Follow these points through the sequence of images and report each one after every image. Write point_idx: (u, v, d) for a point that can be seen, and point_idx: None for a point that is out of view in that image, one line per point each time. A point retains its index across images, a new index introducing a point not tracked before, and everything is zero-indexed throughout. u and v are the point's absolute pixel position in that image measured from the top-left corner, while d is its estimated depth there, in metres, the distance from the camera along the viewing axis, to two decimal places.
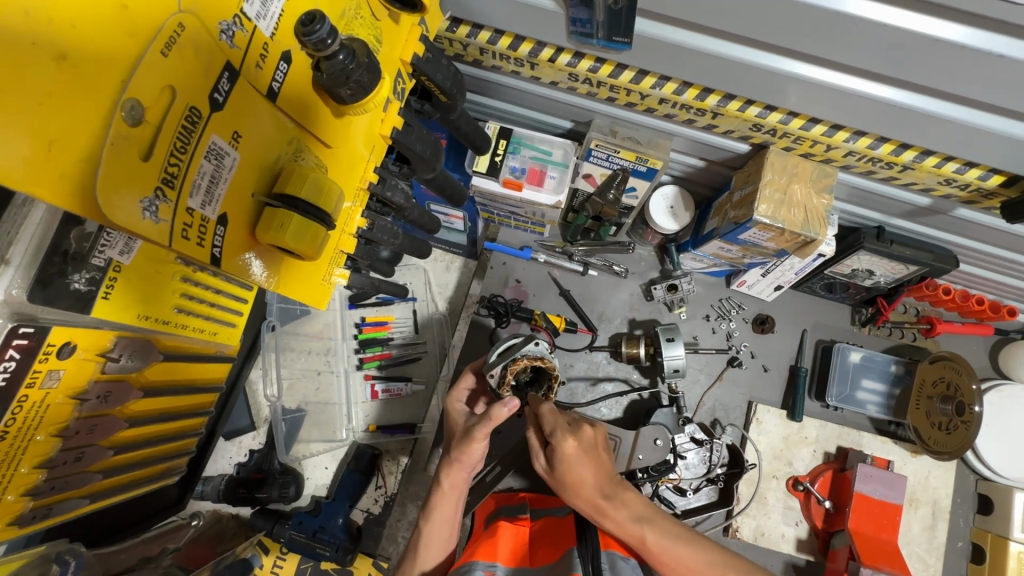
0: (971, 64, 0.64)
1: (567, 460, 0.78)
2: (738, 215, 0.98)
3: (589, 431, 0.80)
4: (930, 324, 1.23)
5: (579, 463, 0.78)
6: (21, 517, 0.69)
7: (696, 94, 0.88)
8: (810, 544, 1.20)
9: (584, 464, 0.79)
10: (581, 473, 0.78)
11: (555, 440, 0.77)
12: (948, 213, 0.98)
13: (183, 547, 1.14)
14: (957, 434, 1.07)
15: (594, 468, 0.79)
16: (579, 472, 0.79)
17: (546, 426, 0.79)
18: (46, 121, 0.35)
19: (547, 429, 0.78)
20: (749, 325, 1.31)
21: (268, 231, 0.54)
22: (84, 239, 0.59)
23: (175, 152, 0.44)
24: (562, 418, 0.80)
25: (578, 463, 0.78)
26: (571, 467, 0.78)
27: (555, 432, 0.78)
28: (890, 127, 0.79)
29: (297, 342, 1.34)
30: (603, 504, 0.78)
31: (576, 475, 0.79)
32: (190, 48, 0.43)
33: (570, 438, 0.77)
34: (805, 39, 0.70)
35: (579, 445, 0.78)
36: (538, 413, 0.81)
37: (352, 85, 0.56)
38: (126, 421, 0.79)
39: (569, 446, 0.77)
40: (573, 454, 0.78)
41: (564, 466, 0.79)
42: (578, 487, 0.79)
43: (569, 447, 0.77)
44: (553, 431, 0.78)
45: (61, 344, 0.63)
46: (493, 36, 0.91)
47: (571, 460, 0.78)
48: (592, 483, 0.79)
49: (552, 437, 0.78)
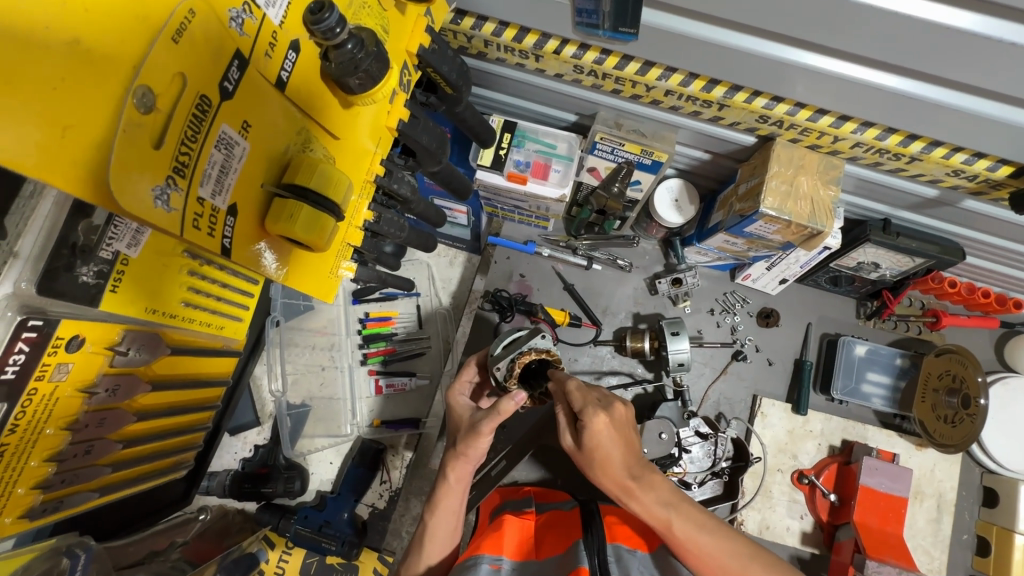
0: (982, 52, 0.63)
1: (597, 438, 0.77)
2: (744, 207, 0.98)
3: (620, 408, 0.79)
4: (936, 317, 1.24)
5: (609, 440, 0.78)
6: (31, 511, 0.69)
7: (702, 85, 0.87)
8: (815, 537, 1.20)
9: (614, 442, 0.78)
10: (610, 452, 0.78)
11: (586, 416, 0.77)
12: (955, 205, 0.97)
13: (190, 542, 1.15)
14: (963, 426, 1.07)
15: (624, 447, 0.78)
16: (608, 451, 0.78)
17: (576, 402, 0.78)
18: (59, 107, 0.36)
19: (577, 405, 0.78)
20: (753, 319, 1.31)
21: (278, 222, 0.53)
22: (92, 232, 0.58)
23: (186, 140, 0.44)
24: (592, 395, 0.79)
25: (608, 440, 0.78)
26: (601, 445, 0.78)
27: (587, 407, 0.77)
28: (897, 117, 0.78)
29: (301, 337, 1.35)
30: (631, 484, 0.78)
31: (606, 452, 0.78)
32: (201, 34, 0.43)
33: (601, 414, 0.77)
34: (814, 28, 0.69)
35: (611, 421, 0.77)
36: (567, 389, 0.80)
37: (361, 75, 0.56)
38: (134, 415, 0.79)
39: (599, 423, 0.76)
40: (604, 431, 0.77)
41: (594, 444, 0.78)
42: (607, 467, 0.79)
43: (600, 424, 0.77)
44: (584, 407, 0.77)
45: (69, 337, 0.63)
46: (498, 28, 0.90)
47: (602, 437, 0.77)
48: (621, 463, 0.78)
49: (583, 414, 0.77)
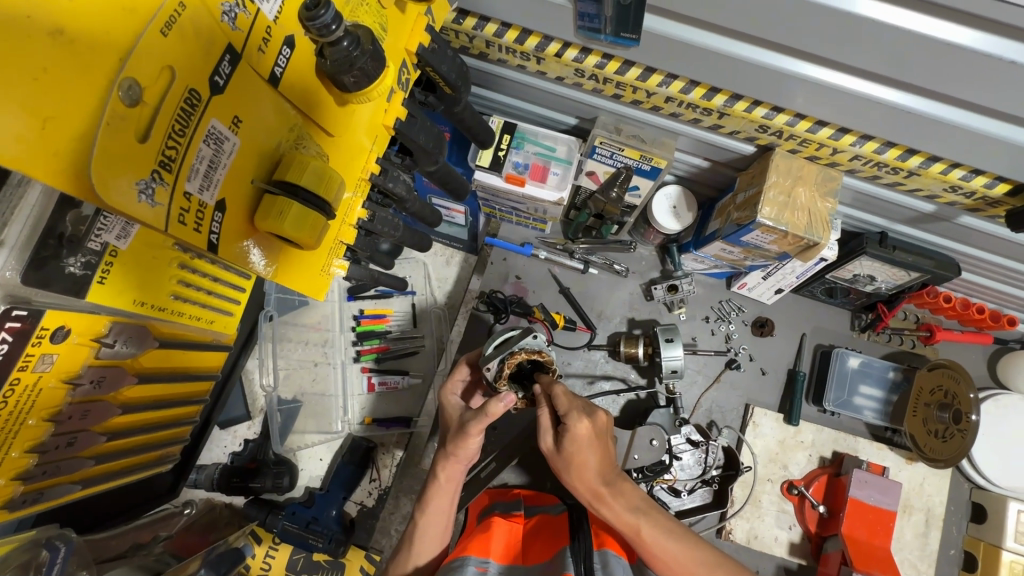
0: (980, 69, 0.63)
1: (577, 444, 0.78)
2: (741, 216, 0.98)
3: (602, 417, 0.80)
4: (929, 332, 1.24)
5: (588, 448, 0.78)
6: (11, 501, 0.68)
7: (703, 93, 0.87)
8: (802, 548, 1.20)
9: (593, 449, 0.78)
10: (589, 458, 0.79)
11: (569, 421, 0.77)
12: (952, 220, 0.97)
13: (175, 536, 1.13)
14: (953, 442, 1.07)
15: (600, 455, 0.79)
16: (586, 457, 0.79)
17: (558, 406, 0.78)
18: (39, 98, 0.35)
19: (560, 410, 0.78)
20: (748, 328, 1.31)
21: (267, 218, 0.53)
22: (81, 223, 0.58)
23: (174, 134, 0.44)
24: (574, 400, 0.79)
25: (588, 448, 0.78)
26: (580, 452, 0.78)
27: (571, 413, 0.77)
28: (895, 131, 0.78)
29: (294, 332, 1.35)
30: (603, 491, 0.79)
31: (583, 458, 0.79)
32: (190, 26, 0.43)
33: (585, 421, 0.77)
34: (815, 40, 0.69)
35: (592, 429, 0.78)
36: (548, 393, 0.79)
37: (356, 72, 0.55)
38: (120, 407, 0.79)
39: (581, 430, 0.77)
40: (585, 439, 0.77)
41: (574, 448, 0.78)
42: (582, 472, 0.79)
43: (582, 429, 0.77)
44: (568, 411, 0.77)
45: (55, 328, 0.62)
46: (500, 29, 0.90)
47: (582, 444, 0.78)
48: (597, 471, 0.79)
49: (566, 418, 0.77)
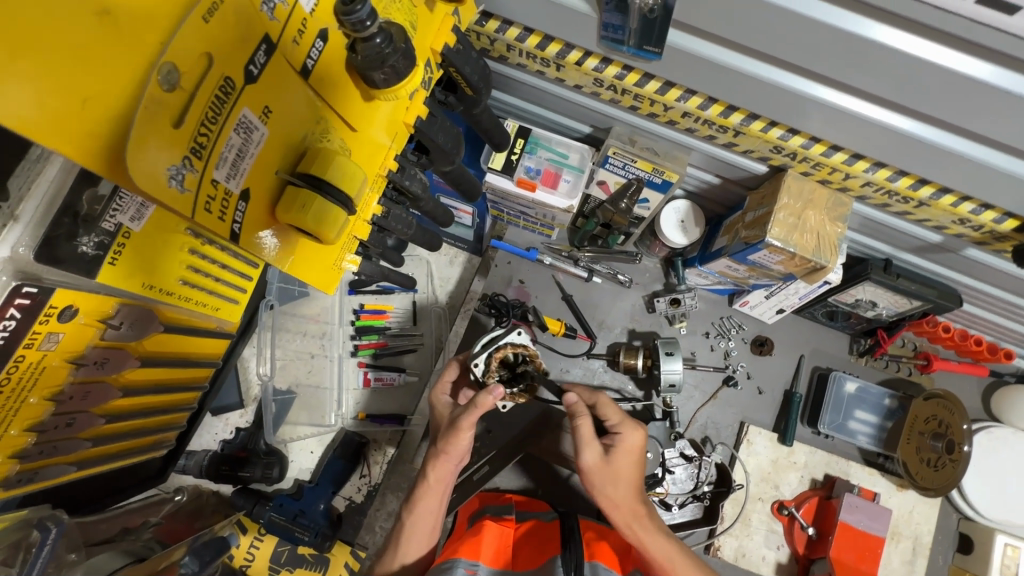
0: (1000, 106, 0.64)
1: (627, 454, 0.85)
2: (749, 235, 0.98)
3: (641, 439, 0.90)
4: (927, 360, 1.25)
5: (636, 460, 0.86)
6: (6, 480, 0.67)
7: (720, 110, 0.87)
8: (789, 569, 1.21)
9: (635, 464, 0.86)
10: (633, 472, 0.85)
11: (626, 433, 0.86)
12: (958, 252, 0.98)
13: (163, 523, 1.12)
14: (946, 471, 1.09)
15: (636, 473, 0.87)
16: (630, 471, 0.85)
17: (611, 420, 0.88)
18: (80, 76, 0.36)
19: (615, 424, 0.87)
20: (747, 346, 1.31)
21: (289, 211, 0.52)
22: (97, 202, 0.58)
23: (207, 122, 0.44)
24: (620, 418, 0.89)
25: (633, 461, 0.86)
26: (628, 463, 0.85)
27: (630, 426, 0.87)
28: (909, 161, 0.79)
29: (292, 323, 1.34)
30: (640, 506, 0.85)
31: (625, 470, 0.85)
32: (231, 14, 0.43)
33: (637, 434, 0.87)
34: (838, 66, 0.69)
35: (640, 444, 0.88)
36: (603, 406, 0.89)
37: (387, 69, 0.55)
38: (120, 390, 0.78)
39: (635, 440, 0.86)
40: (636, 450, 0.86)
41: (623, 460, 0.85)
42: (624, 487, 0.84)
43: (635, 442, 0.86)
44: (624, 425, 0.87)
45: (63, 307, 0.61)
46: (522, 34, 0.90)
47: (631, 454, 0.85)
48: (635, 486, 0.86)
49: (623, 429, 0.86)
